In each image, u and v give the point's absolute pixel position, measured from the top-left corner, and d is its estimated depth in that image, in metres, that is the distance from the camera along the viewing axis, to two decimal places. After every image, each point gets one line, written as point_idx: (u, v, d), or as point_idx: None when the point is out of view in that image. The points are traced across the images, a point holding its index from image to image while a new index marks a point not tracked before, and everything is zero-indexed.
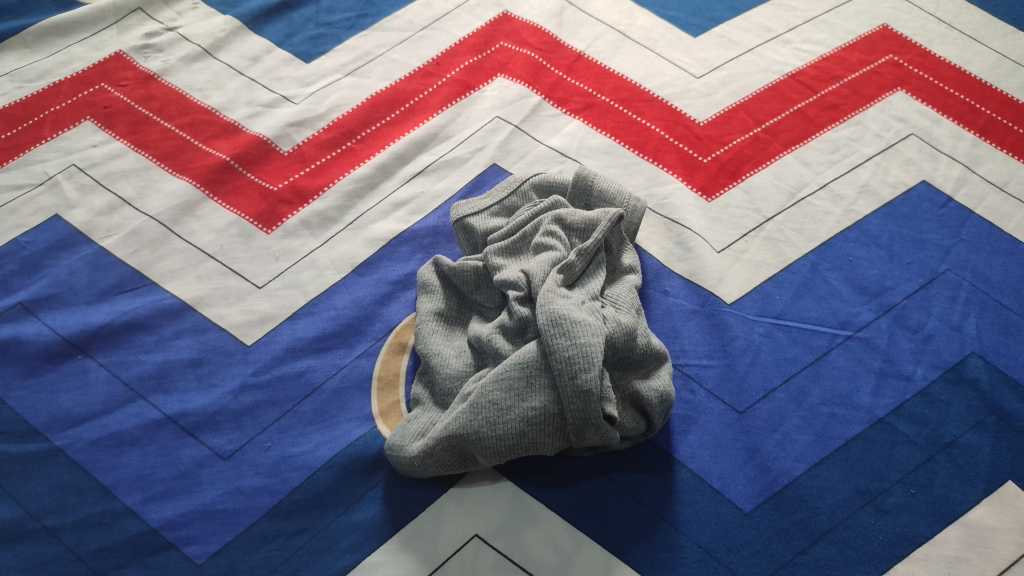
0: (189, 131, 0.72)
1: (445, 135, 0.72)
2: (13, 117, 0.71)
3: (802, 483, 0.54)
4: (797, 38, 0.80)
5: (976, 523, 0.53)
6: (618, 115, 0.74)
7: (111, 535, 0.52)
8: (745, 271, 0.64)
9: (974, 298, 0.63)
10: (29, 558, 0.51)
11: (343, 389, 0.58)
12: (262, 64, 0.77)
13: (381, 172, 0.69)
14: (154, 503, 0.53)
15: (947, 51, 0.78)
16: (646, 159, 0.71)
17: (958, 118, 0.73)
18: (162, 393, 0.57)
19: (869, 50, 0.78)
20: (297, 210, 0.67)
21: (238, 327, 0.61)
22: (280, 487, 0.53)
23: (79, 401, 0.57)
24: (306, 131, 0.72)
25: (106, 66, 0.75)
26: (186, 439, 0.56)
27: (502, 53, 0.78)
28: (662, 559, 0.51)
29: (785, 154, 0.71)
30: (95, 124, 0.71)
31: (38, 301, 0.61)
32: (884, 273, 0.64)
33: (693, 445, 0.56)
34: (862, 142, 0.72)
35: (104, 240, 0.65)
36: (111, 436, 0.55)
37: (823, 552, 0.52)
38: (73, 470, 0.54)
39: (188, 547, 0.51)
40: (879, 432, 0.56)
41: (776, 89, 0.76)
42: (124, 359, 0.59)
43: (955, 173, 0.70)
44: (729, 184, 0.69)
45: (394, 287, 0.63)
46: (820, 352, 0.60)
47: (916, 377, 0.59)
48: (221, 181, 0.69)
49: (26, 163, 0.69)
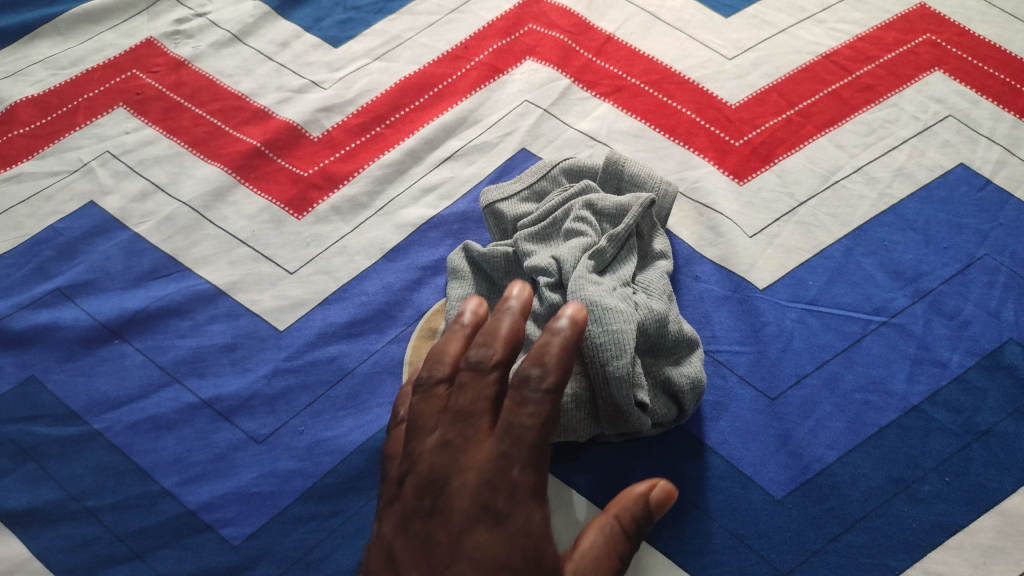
0: (220, 117, 0.72)
1: (474, 120, 0.72)
2: (47, 104, 0.72)
3: (834, 471, 0.54)
4: (832, 18, 0.78)
5: (1012, 512, 0.52)
6: (648, 97, 0.73)
7: (150, 516, 0.53)
8: (778, 256, 0.63)
9: (1013, 284, 0.61)
10: (71, 538, 0.52)
11: (374, 374, 0.58)
12: (291, 49, 0.77)
13: (410, 157, 0.69)
14: (191, 485, 0.54)
15: (987, 30, 0.76)
16: (677, 143, 0.70)
17: (997, 99, 0.71)
18: (198, 377, 0.58)
19: (906, 29, 0.77)
20: (328, 196, 0.67)
21: (271, 312, 0.61)
22: (314, 470, 0.54)
23: (116, 385, 0.58)
24: (335, 117, 0.72)
25: (137, 52, 0.75)
26: (221, 423, 0.56)
27: (531, 36, 0.77)
28: (693, 545, 0.51)
29: (819, 137, 0.70)
30: (128, 110, 0.72)
31: (75, 287, 0.62)
32: (920, 258, 0.63)
33: (725, 431, 0.55)
34: (898, 124, 0.70)
35: (138, 226, 0.66)
36: (148, 420, 0.57)
37: (855, 539, 0.51)
38: (112, 453, 0.55)
39: (225, 529, 0.52)
40: (913, 420, 0.56)
41: (810, 71, 0.74)
42: (159, 344, 0.60)
43: (994, 156, 0.68)
44: (762, 167, 0.68)
45: (424, 272, 0.63)
46: (854, 339, 0.59)
47: (953, 364, 0.58)
48: (253, 167, 0.69)
49: (61, 150, 0.69)
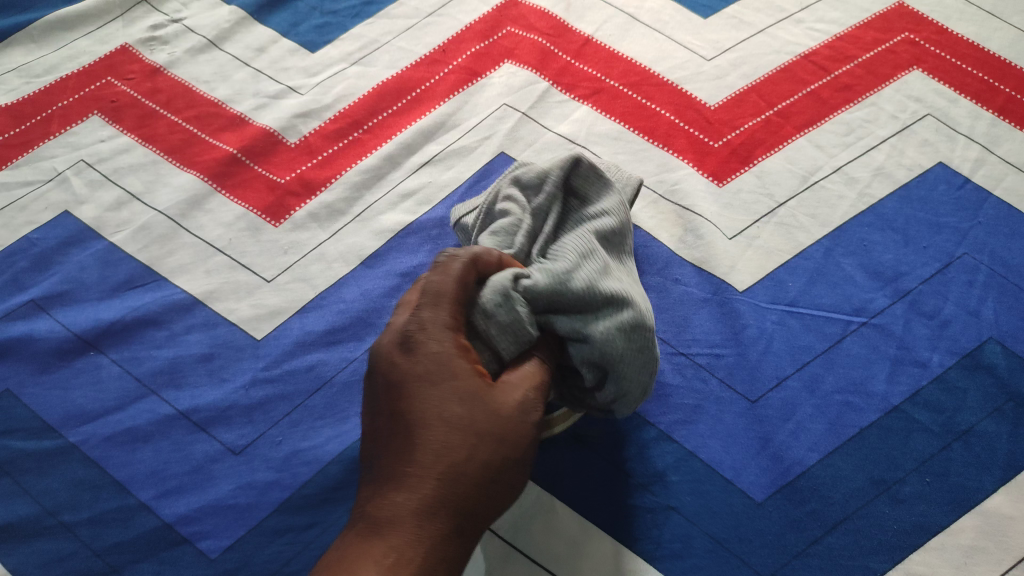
0: (196, 124, 0.71)
1: (452, 124, 0.71)
2: (21, 113, 0.71)
3: (815, 473, 0.54)
4: (810, 18, 0.78)
5: (993, 512, 0.52)
6: (627, 99, 0.73)
7: (126, 530, 0.52)
8: (758, 258, 0.63)
9: (992, 282, 0.62)
10: (46, 554, 0.51)
11: (353, 382, 0.58)
12: (268, 54, 0.76)
13: (388, 162, 0.69)
14: (168, 498, 0.54)
15: (965, 29, 0.76)
16: (657, 145, 0.70)
17: (975, 98, 0.72)
18: (174, 388, 0.58)
19: (884, 28, 0.77)
20: (305, 203, 0.66)
21: (248, 321, 0.61)
22: (291, 481, 0.54)
23: (92, 397, 0.57)
24: (312, 123, 0.71)
25: (112, 59, 0.75)
26: (198, 434, 0.56)
27: (510, 39, 0.77)
28: (673, 549, 0.51)
29: (798, 137, 0.70)
30: (103, 118, 0.71)
31: (49, 298, 0.62)
32: (900, 258, 0.63)
33: (705, 435, 0.55)
34: (877, 123, 0.70)
35: (114, 236, 0.65)
36: (125, 432, 0.56)
37: (837, 541, 0.51)
38: (88, 466, 0.55)
39: (203, 541, 0.52)
40: (893, 421, 0.56)
41: (789, 71, 0.74)
42: (135, 354, 0.59)
43: (973, 154, 0.68)
44: (741, 169, 0.68)
45: (403, 278, 0.63)
46: (834, 340, 0.59)
47: (932, 364, 0.58)
48: (229, 175, 0.68)
49: (35, 160, 0.69)
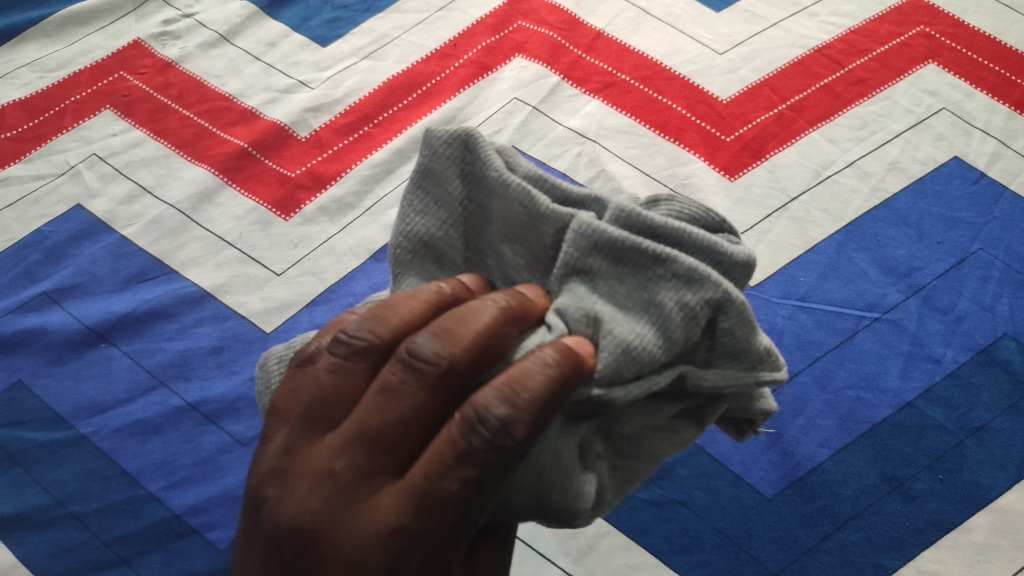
0: (207, 118, 0.72)
1: (462, 118, 0.71)
2: (35, 107, 0.72)
3: (826, 469, 0.53)
4: (824, 11, 0.77)
5: (1008, 509, 0.52)
6: (638, 94, 0.72)
7: (136, 521, 0.53)
8: (769, 252, 0.63)
9: (1008, 278, 0.61)
10: (59, 543, 0.52)
11: None
12: (279, 49, 0.76)
13: (398, 156, 0.69)
14: (178, 489, 0.54)
15: (981, 21, 0.75)
16: (667, 139, 0.70)
17: (992, 91, 0.71)
18: (185, 380, 0.58)
19: (899, 21, 0.75)
20: (315, 197, 0.67)
21: (258, 314, 0.61)
22: None
23: (103, 389, 0.58)
24: (323, 117, 0.71)
25: (124, 54, 0.75)
26: (207, 426, 0.56)
27: (520, 33, 0.77)
28: (683, 544, 0.52)
29: (811, 132, 0.69)
30: (116, 112, 0.72)
31: (61, 290, 0.62)
32: (913, 253, 0.62)
33: (715, 430, 0.55)
34: (891, 118, 0.69)
35: (125, 229, 0.65)
36: (135, 424, 0.56)
37: (847, 538, 0.51)
38: (98, 457, 0.55)
39: (212, 532, 0.53)
40: (906, 417, 0.55)
41: (802, 64, 0.73)
42: (146, 346, 0.60)
43: (988, 149, 0.67)
44: (753, 163, 0.68)
45: None
46: (846, 335, 0.59)
47: (946, 359, 0.57)
48: (239, 168, 0.68)
49: (48, 153, 0.69)
